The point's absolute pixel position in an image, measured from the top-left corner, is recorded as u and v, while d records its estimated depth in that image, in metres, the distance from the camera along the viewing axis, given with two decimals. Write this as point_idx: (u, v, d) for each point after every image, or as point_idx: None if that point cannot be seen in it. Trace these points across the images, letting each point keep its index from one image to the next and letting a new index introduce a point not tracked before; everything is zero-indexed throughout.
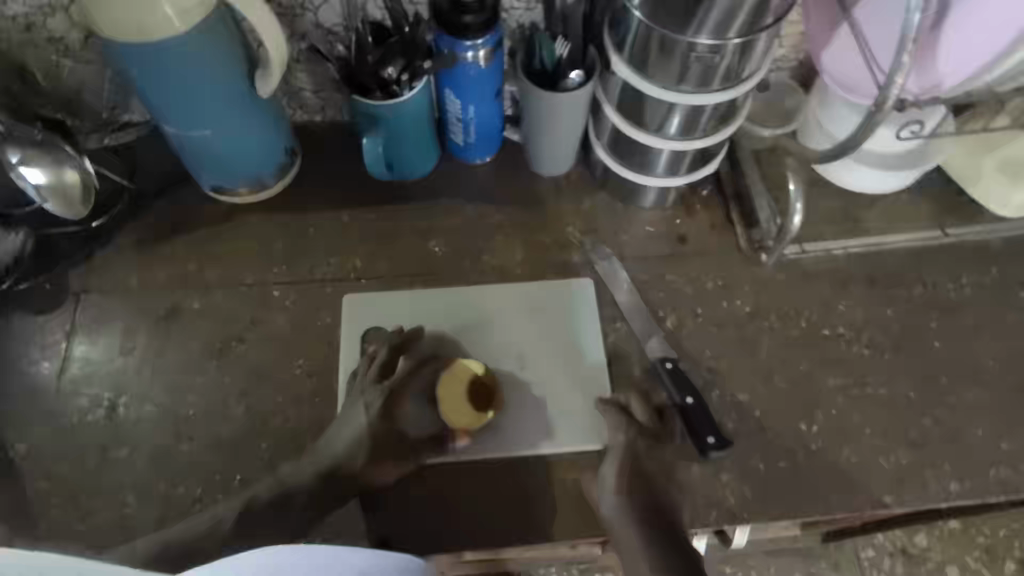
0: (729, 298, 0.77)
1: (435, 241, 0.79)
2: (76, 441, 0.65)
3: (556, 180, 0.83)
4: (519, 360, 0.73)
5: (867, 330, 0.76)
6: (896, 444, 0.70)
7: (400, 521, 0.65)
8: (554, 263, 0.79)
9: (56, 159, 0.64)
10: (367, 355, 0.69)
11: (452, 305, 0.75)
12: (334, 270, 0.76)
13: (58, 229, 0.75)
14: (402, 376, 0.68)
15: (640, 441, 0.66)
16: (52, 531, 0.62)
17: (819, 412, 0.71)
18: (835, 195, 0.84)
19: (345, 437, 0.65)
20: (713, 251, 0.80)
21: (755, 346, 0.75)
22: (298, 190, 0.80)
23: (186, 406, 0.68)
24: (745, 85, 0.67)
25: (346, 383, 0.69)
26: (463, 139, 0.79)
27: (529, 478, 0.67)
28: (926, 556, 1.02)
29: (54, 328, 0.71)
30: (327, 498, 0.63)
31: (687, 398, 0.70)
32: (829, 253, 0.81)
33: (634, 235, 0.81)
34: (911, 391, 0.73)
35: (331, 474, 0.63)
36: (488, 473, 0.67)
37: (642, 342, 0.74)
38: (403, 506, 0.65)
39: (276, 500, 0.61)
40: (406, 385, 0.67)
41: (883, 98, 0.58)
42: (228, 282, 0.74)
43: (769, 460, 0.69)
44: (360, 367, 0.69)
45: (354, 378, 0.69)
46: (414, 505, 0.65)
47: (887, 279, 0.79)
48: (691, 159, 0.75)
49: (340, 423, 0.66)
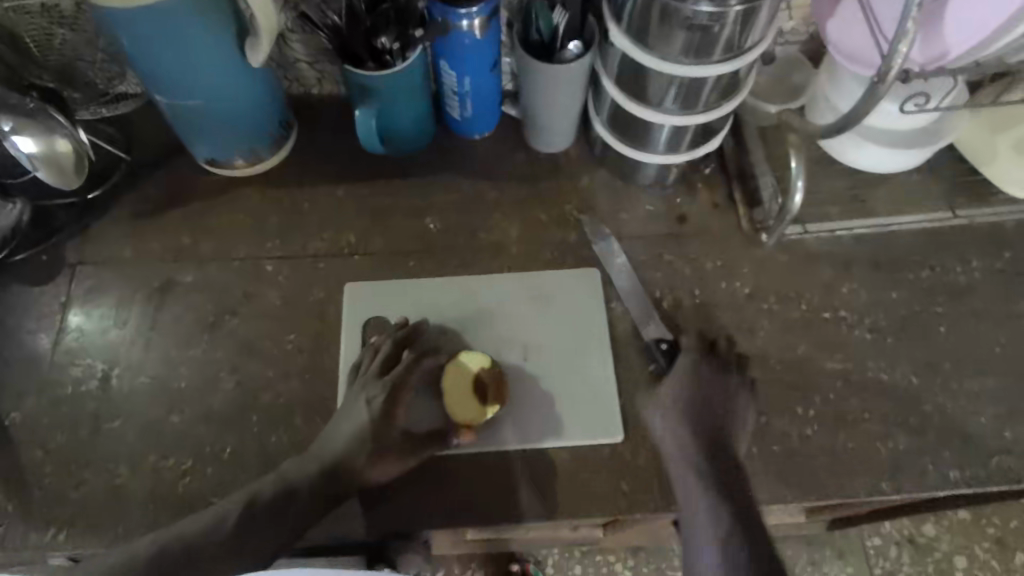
0: (729, 279, 0.76)
1: (430, 218, 0.78)
2: (70, 411, 0.66)
3: (555, 157, 0.82)
4: (524, 352, 0.71)
5: (870, 314, 0.74)
6: (896, 430, 0.68)
7: (395, 512, 0.64)
8: (551, 241, 0.77)
9: (47, 127, 0.63)
10: (373, 346, 0.67)
11: (457, 294, 0.74)
12: (327, 245, 0.76)
13: (55, 200, 0.75)
14: (403, 371, 0.65)
15: (706, 374, 0.67)
16: (46, 498, 0.62)
17: (816, 396, 0.70)
18: (842, 175, 0.81)
19: (345, 433, 0.62)
20: (714, 231, 0.78)
21: (753, 328, 0.73)
22: (293, 163, 0.79)
23: (178, 378, 0.68)
24: (748, 56, 0.64)
25: (346, 376, 0.68)
26: (460, 113, 0.78)
27: (525, 465, 0.66)
28: (933, 545, 1.00)
29: (50, 300, 0.71)
30: (327, 496, 0.59)
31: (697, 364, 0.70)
32: (833, 234, 0.78)
33: (634, 213, 0.79)
34: (913, 376, 0.71)
35: (331, 468, 0.60)
36: (481, 463, 0.66)
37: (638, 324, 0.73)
38: (395, 497, 0.64)
39: (280, 495, 0.59)
40: (407, 379, 0.65)
41: (886, 68, 0.55)
42: (222, 256, 0.74)
43: (764, 444, 0.67)
44: (364, 360, 0.67)
45: (356, 370, 0.67)
46: (406, 496, 0.64)
47: (892, 262, 0.77)
48: (693, 136, 0.73)
49: (339, 418, 0.63)
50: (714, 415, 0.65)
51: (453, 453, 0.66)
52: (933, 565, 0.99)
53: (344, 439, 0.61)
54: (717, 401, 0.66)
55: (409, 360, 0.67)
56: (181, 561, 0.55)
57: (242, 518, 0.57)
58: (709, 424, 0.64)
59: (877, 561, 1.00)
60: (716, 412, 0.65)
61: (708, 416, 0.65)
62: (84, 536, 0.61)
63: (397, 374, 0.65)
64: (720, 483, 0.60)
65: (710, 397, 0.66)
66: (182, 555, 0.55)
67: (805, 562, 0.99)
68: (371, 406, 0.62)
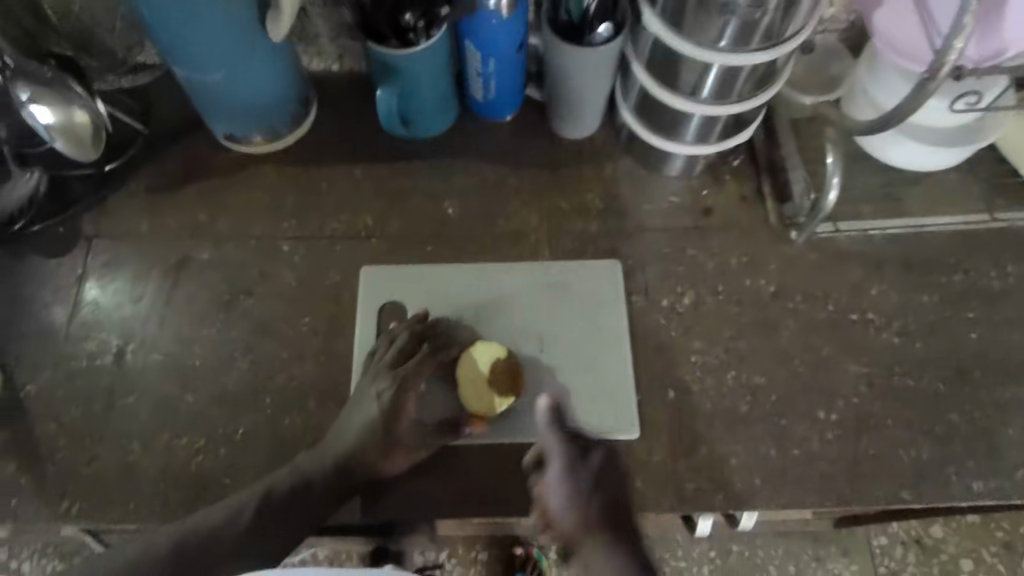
0: (753, 275, 0.74)
1: (450, 202, 0.76)
2: (84, 385, 0.66)
3: (579, 143, 0.80)
4: (540, 343, 0.70)
5: (898, 317, 0.72)
6: (920, 438, 0.67)
7: (406, 502, 0.63)
8: (572, 231, 0.76)
9: (65, 98, 0.62)
10: (389, 337, 0.66)
11: (474, 284, 0.72)
12: (344, 227, 0.74)
13: (74, 170, 0.74)
14: (416, 364, 0.64)
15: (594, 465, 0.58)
16: (60, 471, 0.63)
17: (838, 399, 0.68)
18: (876, 172, 0.79)
19: (356, 424, 0.62)
20: (739, 225, 0.76)
21: (777, 327, 0.71)
22: (313, 141, 0.78)
23: (192, 357, 0.68)
24: (788, 46, 0.62)
25: (362, 361, 0.67)
26: (483, 95, 0.76)
27: None
28: (941, 548, 0.99)
29: (66, 272, 0.71)
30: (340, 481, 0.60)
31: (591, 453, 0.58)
32: (864, 233, 0.76)
33: (658, 204, 0.77)
34: (940, 383, 0.69)
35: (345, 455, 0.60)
36: (494, 455, 0.65)
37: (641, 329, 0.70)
38: (407, 486, 0.64)
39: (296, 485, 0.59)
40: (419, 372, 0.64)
41: (938, 65, 0.55)
42: (239, 234, 0.73)
43: (782, 447, 0.66)
44: (379, 348, 0.66)
45: (371, 356, 0.66)
46: (418, 485, 0.64)
47: (924, 264, 0.74)
48: (724, 126, 0.71)
49: (352, 407, 0.63)
50: (621, 525, 0.55)
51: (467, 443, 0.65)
52: (938, 567, 0.98)
53: (356, 431, 0.61)
54: (619, 501, 0.57)
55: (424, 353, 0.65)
56: (196, 553, 0.56)
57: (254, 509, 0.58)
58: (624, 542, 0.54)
59: (883, 560, 0.98)
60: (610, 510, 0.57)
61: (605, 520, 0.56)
62: (97, 511, 0.61)
63: (409, 368, 0.64)
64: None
65: (610, 499, 0.56)
66: (196, 549, 0.56)
67: (809, 558, 0.98)
68: (382, 399, 0.62)
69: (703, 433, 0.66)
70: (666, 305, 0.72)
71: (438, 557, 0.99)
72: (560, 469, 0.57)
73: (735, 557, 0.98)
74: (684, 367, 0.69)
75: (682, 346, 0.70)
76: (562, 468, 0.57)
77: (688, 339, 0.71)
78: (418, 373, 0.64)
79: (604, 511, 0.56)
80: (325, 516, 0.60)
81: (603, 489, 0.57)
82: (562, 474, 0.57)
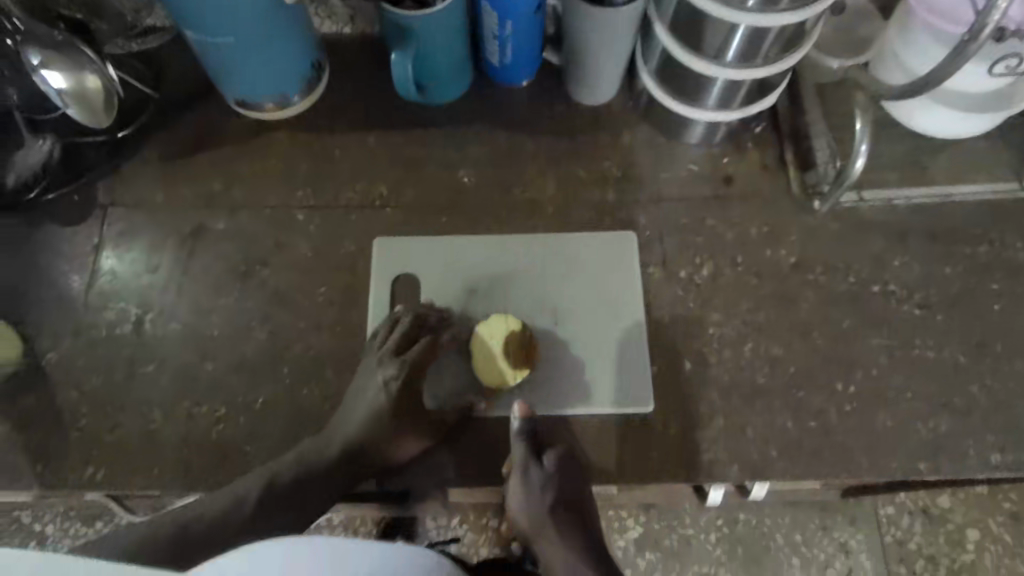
0: (773, 246, 0.73)
1: (465, 171, 0.75)
2: (105, 354, 0.67)
3: (597, 109, 0.78)
4: (555, 315, 0.70)
5: (921, 289, 0.71)
6: (939, 410, 0.66)
7: (428, 469, 0.64)
8: (589, 201, 0.74)
9: (76, 63, 0.61)
10: (392, 322, 0.65)
11: (490, 257, 0.72)
12: (359, 196, 0.74)
13: (87, 138, 0.73)
14: (421, 352, 0.64)
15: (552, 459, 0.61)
16: (83, 438, 0.64)
17: (857, 372, 0.68)
18: (902, 139, 0.76)
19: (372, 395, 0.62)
20: (760, 194, 0.74)
21: (797, 299, 0.70)
22: (325, 107, 0.77)
23: (210, 327, 0.68)
24: (819, 7, 0.59)
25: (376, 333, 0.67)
26: (500, 59, 0.74)
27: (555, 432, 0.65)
28: (948, 517, 0.99)
29: (82, 241, 0.71)
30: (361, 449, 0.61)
31: (545, 455, 0.61)
32: (889, 202, 0.74)
33: (676, 173, 0.75)
34: (961, 356, 0.68)
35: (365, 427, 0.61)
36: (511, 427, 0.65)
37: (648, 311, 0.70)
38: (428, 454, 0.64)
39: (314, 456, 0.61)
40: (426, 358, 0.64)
41: (981, 26, 0.52)
42: (253, 203, 0.73)
43: (799, 419, 0.66)
44: (381, 332, 0.65)
45: (374, 340, 0.66)
46: (439, 453, 0.64)
47: (950, 235, 0.73)
48: (748, 90, 0.69)
49: (356, 395, 0.63)
50: (575, 512, 0.61)
51: (486, 413, 0.65)
52: (944, 536, 0.99)
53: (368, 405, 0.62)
54: (571, 492, 0.62)
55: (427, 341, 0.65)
56: (221, 520, 0.57)
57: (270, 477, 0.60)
58: (576, 523, 0.61)
59: (889, 529, 0.99)
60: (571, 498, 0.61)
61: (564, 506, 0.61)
62: (121, 477, 0.62)
63: (415, 354, 0.64)
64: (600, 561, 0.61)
65: (564, 496, 0.61)
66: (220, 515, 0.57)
67: (816, 527, 0.99)
68: (388, 388, 0.62)
69: (719, 404, 0.66)
70: (684, 277, 0.71)
71: (450, 523, 1.01)
72: (515, 475, 0.61)
73: (742, 525, 0.99)
74: (701, 338, 0.69)
75: (700, 318, 0.70)
76: (516, 475, 0.61)
77: (706, 311, 0.70)
78: (423, 360, 0.64)
79: (558, 506, 0.61)
80: (341, 484, 0.61)
81: (557, 488, 0.61)
82: (517, 480, 0.61)
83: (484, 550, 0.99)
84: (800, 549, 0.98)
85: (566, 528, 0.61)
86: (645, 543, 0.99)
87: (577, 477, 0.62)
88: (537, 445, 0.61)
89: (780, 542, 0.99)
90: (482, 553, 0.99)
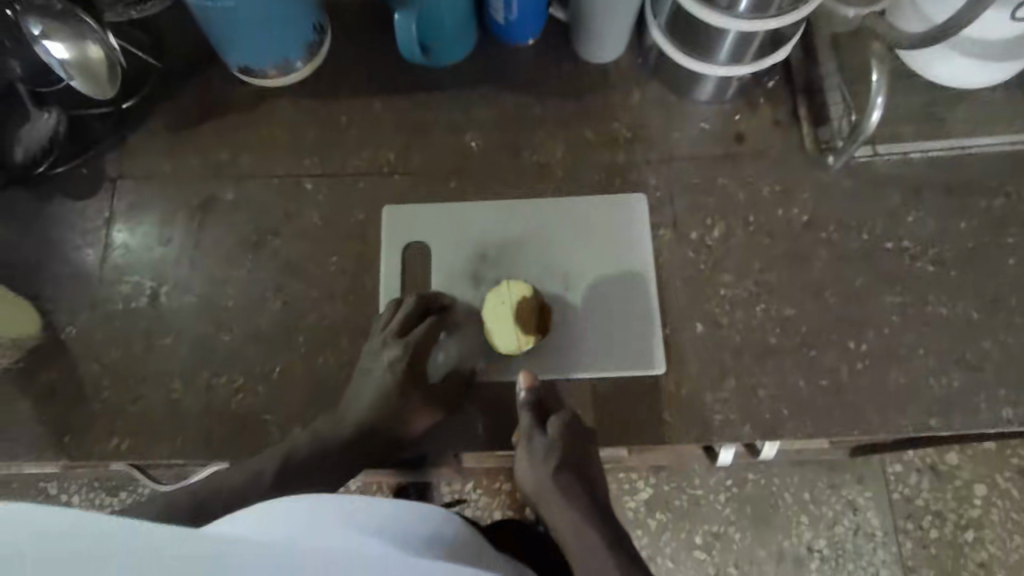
0: (786, 205, 0.72)
1: (471, 135, 0.74)
2: (122, 327, 0.67)
3: (605, 68, 0.76)
4: (565, 280, 0.70)
5: (936, 245, 0.70)
6: (952, 366, 0.66)
7: (449, 434, 0.65)
8: (599, 163, 0.74)
9: (77, 32, 0.60)
10: (395, 304, 0.66)
11: (501, 221, 0.71)
12: (366, 163, 0.73)
13: (91, 109, 0.73)
14: (424, 333, 0.64)
15: (557, 423, 0.61)
16: (106, 409, 0.65)
17: (869, 330, 0.67)
18: (919, 91, 0.75)
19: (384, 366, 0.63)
20: (773, 152, 0.73)
21: (809, 258, 0.70)
22: (329, 73, 0.76)
23: (225, 298, 0.68)
24: None
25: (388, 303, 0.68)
26: (505, 17, 0.72)
27: (569, 398, 0.66)
28: (955, 473, 1.00)
29: (94, 215, 0.71)
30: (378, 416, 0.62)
31: (551, 419, 0.62)
32: (904, 157, 0.73)
33: (686, 132, 0.74)
34: (975, 312, 0.68)
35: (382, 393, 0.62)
36: None
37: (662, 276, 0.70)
38: (450, 420, 0.65)
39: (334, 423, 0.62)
40: (429, 339, 0.64)
41: None
42: (261, 173, 0.72)
43: (811, 378, 0.66)
44: (384, 315, 0.66)
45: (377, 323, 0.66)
46: (459, 417, 0.65)
47: (965, 189, 0.72)
48: (761, 44, 0.67)
49: (363, 374, 0.64)
50: (582, 476, 0.61)
51: (502, 379, 0.66)
52: (952, 492, 1.00)
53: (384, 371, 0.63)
54: (578, 457, 0.61)
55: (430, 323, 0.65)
56: (246, 485, 0.58)
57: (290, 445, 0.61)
58: (580, 487, 0.60)
59: (897, 486, 1.00)
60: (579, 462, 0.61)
61: (572, 471, 0.60)
62: (146, 447, 0.64)
63: (418, 335, 0.64)
64: (607, 528, 0.59)
65: (571, 461, 0.60)
66: (245, 481, 0.58)
67: (824, 485, 1.00)
68: (394, 368, 0.63)
69: (731, 363, 0.67)
70: (695, 238, 0.71)
71: (463, 488, 1.03)
72: (522, 443, 0.62)
73: (751, 485, 1.01)
74: (713, 299, 0.69)
75: (711, 279, 0.69)
76: (522, 444, 0.62)
77: (717, 272, 0.70)
78: (426, 342, 0.64)
79: (564, 471, 0.60)
80: (362, 449, 0.62)
81: (563, 452, 0.60)
82: (523, 449, 0.62)
83: (497, 513, 1.02)
84: (809, 507, 1.00)
85: (570, 493, 0.60)
86: (656, 504, 1.01)
87: (581, 442, 0.61)
88: (543, 411, 0.62)
89: (789, 500, 1.00)
90: (496, 516, 1.02)
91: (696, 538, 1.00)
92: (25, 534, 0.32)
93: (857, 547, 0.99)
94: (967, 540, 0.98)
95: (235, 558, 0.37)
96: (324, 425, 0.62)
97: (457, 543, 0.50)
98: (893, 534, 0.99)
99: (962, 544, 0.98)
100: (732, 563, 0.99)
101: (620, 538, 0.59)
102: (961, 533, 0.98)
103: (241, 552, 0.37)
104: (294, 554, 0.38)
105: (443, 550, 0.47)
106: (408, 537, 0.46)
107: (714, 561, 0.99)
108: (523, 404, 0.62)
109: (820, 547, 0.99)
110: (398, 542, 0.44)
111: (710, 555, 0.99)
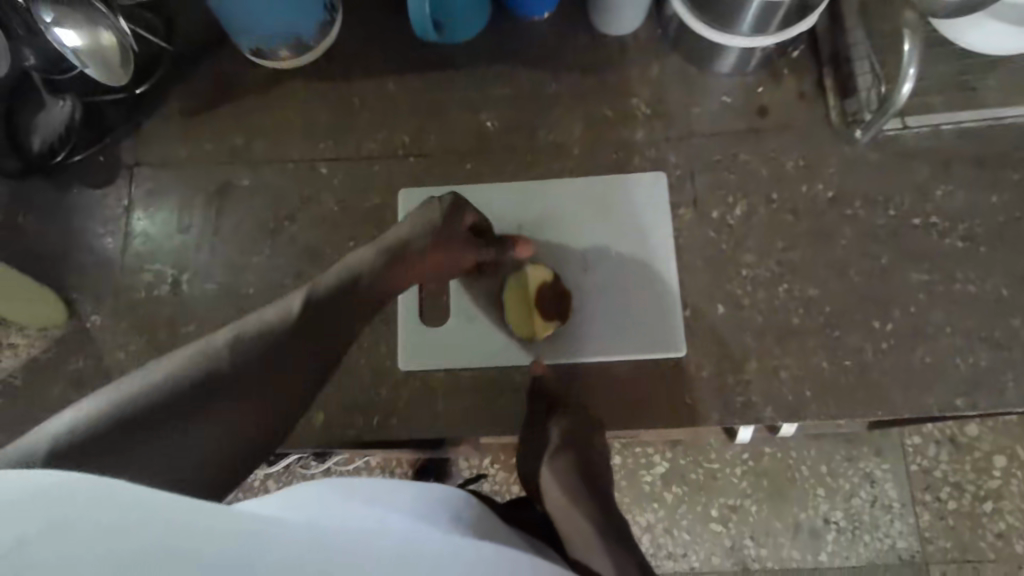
0: (810, 181, 0.70)
1: (487, 114, 0.73)
2: (146, 314, 0.68)
3: (623, 41, 0.74)
4: (582, 264, 0.69)
5: (965, 221, 0.68)
6: (979, 345, 0.65)
7: (474, 416, 0.66)
8: (616, 140, 0.72)
9: (88, 18, 0.59)
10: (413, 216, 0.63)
11: (516, 202, 0.71)
12: (381, 146, 0.72)
13: (105, 96, 0.72)
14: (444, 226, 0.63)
15: (559, 413, 0.62)
16: None
17: (895, 309, 0.66)
18: (950, 58, 0.71)
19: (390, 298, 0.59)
20: (797, 126, 0.71)
21: (834, 236, 0.69)
22: (341, 54, 0.74)
23: (245, 284, 0.69)
24: None
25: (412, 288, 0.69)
26: None
27: (588, 386, 0.66)
28: (974, 445, 1.00)
29: (113, 203, 0.71)
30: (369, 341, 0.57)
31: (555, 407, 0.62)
32: (934, 129, 0.70)
33: (708, 107, 0.72)
34: (1004, 288, 0.66)
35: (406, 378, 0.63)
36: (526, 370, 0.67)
37: (683, 259, 0.69)
38: (474, 406, 0.66)
39: None
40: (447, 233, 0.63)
41: None
42: (276, 158, 0.72)
43: (835, 358, 0.65)
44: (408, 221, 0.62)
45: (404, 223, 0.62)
46: (486, 404, 0.66)
47: (998, 160, 0.69)
48: (787, 13, 0.64)
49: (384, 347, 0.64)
50: (583, 466, 0.60)
51: (524, 365, 0.67)
52: (971, 463, 0.99)
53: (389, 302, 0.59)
54: (582, 447, 0.61)
55: (454, 216, 0.64)
56: None
57: (309, 301, 0.51)
58: (581, 483, 0.59)
59: (915, 458, 1.00)
60: (580, 453, 0.60)
61: (574, 461, 0.60)
62: None
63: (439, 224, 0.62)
64: (606, 524, 0.57)
65: (570, 453, 0.60)
66: None
67: (841, 458, 1.00)
68: None
69: (752, 345, 0.66)
70: (716, 217, 0.69)
71: (481, 464, 1.03)
72: (525, 432, 0.63)
73: (768, 458, 1.01)
74: (734, 280, 0.68)
75: (733, 259, 0.68)
76: (524, 432, 0.63)
77: (739, 252, 0.69)
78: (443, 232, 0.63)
79: (564, 461, 0.59)
80: None
81: (564, 444, 0.60)
82: (525, 436, 0.63)
83: (515, 487, 1.02)
84: (825, 480, 1.00)
85: (570, 488, 0.58)
86: (672, 477, 1.02)
87: (585, 430, 0.62)
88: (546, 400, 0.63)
89: (806, 473, 1.00)
90: (514, 491, 1.02)
91: (712, 511, 1.00)
92: (66, 501, 0.29)
93: (873, 518, 0.99)
94: (986, 511, 0.98)
95: (271, 534, 0.34)
96: (346, 261, 0.57)
97: (480, 521, 0.51)
98: (910, 505, 0.99)
99: (980, 514, 0.98)
100: (747, 534, 0.99)
101: (619, 533, 0.57)
102: (979, 504, 0.98)
103: (275, 532, 0.34)
104: (326, 533, 0.37)
105: (469, 527, 0.49)
106: (438, 516, 0.48)
107: (730, 533, 1.00)
108: (530, 389, 0.65)
109: (836, 519, 0.99)
110: (425, 519, 0.46)
111: (726, 527, 1.00)
